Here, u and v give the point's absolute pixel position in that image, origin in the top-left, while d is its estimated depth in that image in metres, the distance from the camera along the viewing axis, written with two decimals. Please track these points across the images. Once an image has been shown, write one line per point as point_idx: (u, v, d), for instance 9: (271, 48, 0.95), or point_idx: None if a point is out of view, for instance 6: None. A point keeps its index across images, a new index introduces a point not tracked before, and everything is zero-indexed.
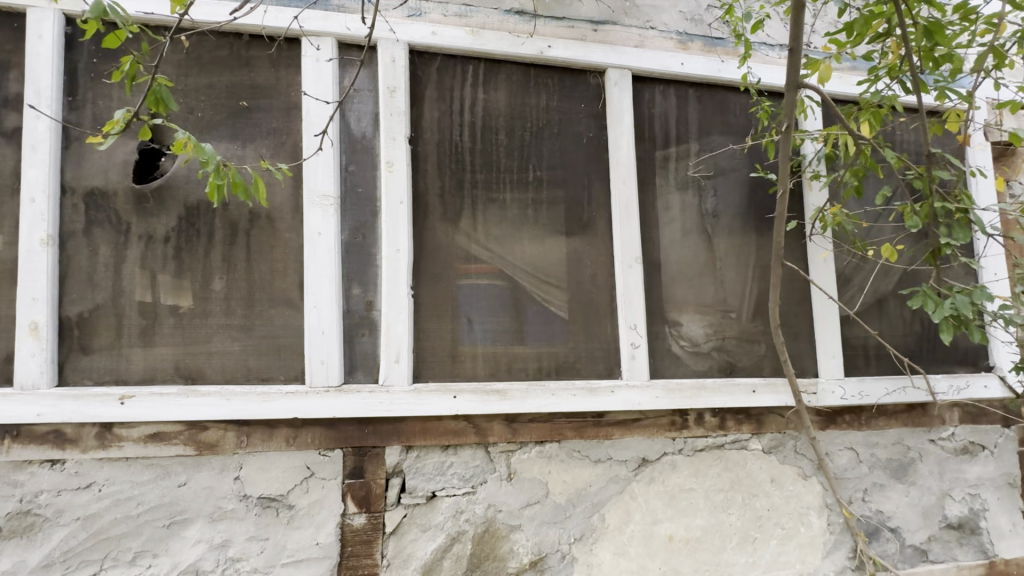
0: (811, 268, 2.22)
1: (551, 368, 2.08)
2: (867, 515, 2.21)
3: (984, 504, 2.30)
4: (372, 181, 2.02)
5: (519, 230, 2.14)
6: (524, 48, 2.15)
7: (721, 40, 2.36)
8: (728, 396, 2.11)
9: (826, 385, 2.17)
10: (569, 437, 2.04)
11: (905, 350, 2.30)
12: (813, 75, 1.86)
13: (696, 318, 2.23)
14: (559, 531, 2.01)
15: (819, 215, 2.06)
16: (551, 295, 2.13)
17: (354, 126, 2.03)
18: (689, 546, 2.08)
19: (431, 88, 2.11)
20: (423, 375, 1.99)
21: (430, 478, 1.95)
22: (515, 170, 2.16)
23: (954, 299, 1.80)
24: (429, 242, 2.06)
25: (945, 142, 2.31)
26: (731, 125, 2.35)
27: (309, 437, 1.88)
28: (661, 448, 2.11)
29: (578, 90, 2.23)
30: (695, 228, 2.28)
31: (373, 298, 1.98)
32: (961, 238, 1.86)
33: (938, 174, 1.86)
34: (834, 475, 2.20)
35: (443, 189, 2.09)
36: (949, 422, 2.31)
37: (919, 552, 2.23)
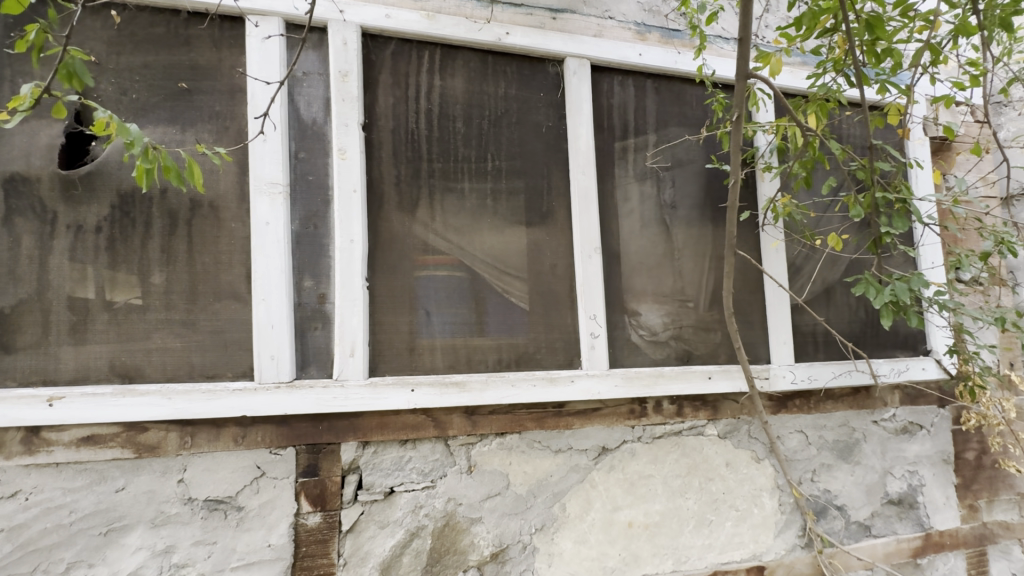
0: (763, 257, 2.28)
1: (511, 360, 2.07)
2: (816, 495, 2.30)
3: (921, 480, 2.44)
4: (323, 169, 1.94)
5: (479, 220, 2.11)
6: (482, 34, 2.11)
7: (678, 32, 2.38)
8: (685, 383, 2.14)
9: (777, 370, 2.23)
10: (529, 428, 2.03)
11: (851, 336, 2.40)
12: (764, 67, 1.88)
13: (655, 307, 2.26)
14: (520, 522, 2.01)
15: (771, 206, 2.11)
16: (512, 286, 2.11)
17: (304, 112, 1.95)
18: (648, 531, 2.12)
19: (385, 73, 2.05)
20: (379, 369, 1.94)
21: (388, 474, 1.90)
22: (474, 159, 2.12)
23: (893, 286, 1.87)
24: (385, 232, 2.00)
25: (887, 135, 2.41)
26: (687, 116, 2.38)
27: (259, 436, 1.81)
28: (621, 437, 2.14)
29: (537, 79, 2.21)
30: (654, 219, 2.31)
31: (326, 290, 1.92)
32: (900, 227, 1.91)
33: (880, 165, 1.91)
34: (786, 457, 2.28)
35: (399, 177, 2.03)
36: (890, 403, 2.43)
37: (863, 527, 2.34)
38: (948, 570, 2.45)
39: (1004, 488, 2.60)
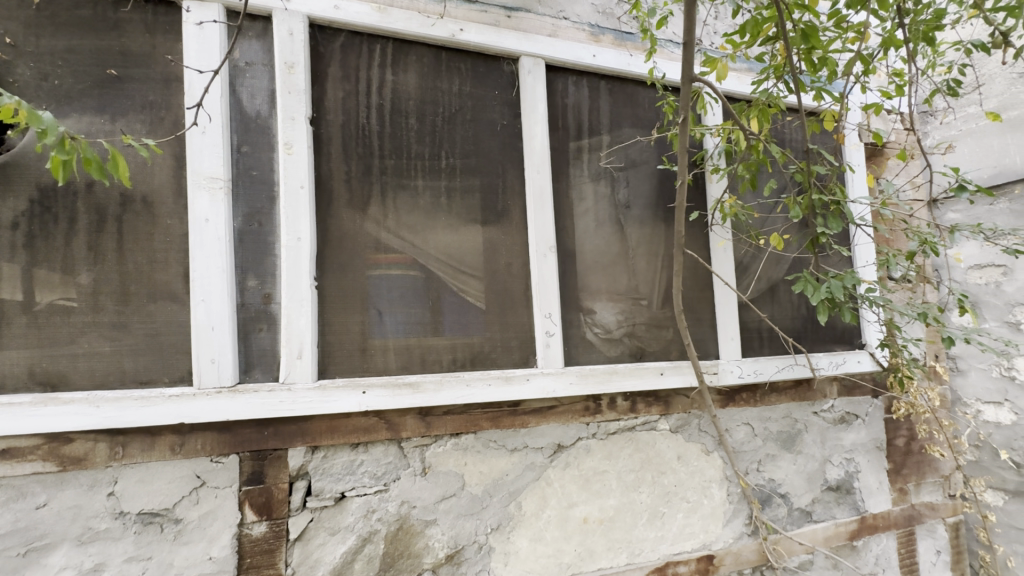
0: (712, 257, 2.36)
1: (466, 360, 2.05)
2: (761, 484, 2.39)
3: (857, 467, 2.59)
4: (268, 164, 1.87)
5: (433, 219, 2.08)
6: (435, 30, 2.07)
7: (630, 35, 2.43)
8: (638, 380, 2.18)
9: (725, 365, 2.31)
10: (484, 428, 2.02)
11: (793, 331, 2.51)
12: (711, 72, 1.93)
13: (610, 305, 2.30)
14: (475, 522, 1.99)
15: (719, 206, 2.19)
16: (467, 285, 2.09)
17: (247, 104, 1.86)
18: (603, 526, 2.15)
19: (334, 66, 1.99)
20: (329, 371, 1.88)
21: (338, 479, 1.85)
22: (427, 156, 2.09)
23: (829, 283, 1.96)
24: (336, 230, 1.94)
25: (825, 141, 2.54)
26: (640, 118, 2.43)
27: (199, 444, 1.72)
28: (575, 434, 2.16)
29: (492, 76, 2.19)
30: (608, 218, 2.34)
31: (272, 290, 1.84)
32: (834, 227, 2.01)
33: (816, 168, 1.99)
34: (733, 449, 2.37)
35: (349, 174, 1.98)
36: (829, 395, 2.56)
37: (805, 513, 2.46)
38: (880, 550, 2.61)
39: (930, 471, 2.79)
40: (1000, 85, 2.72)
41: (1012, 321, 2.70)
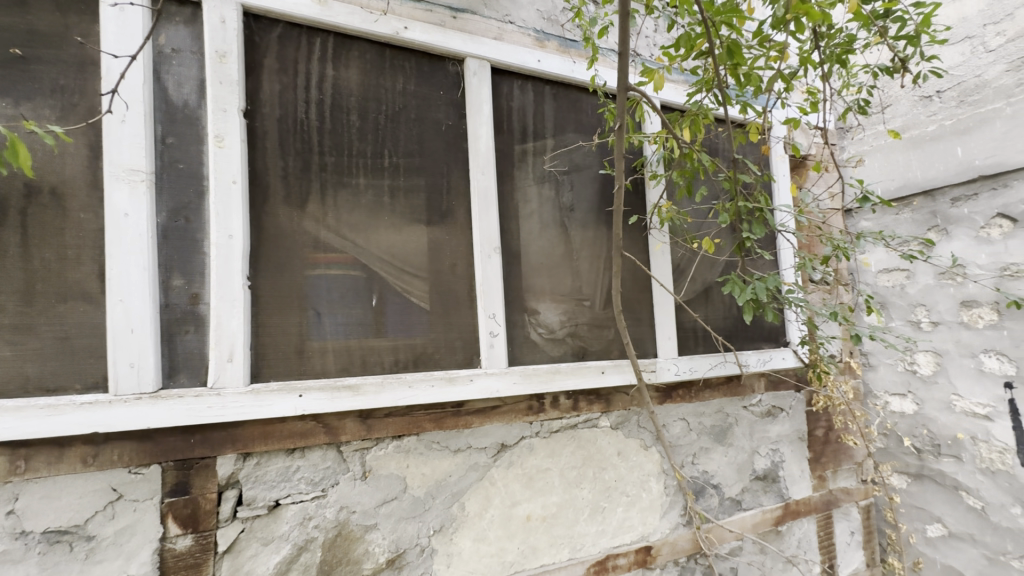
0: (650, 259, 2.46)
1: (408, 361, 2.03)
2: (695, 476, 2.51)
3: (782, 457, 2.78)
4: (197, 157, 1.77)
5: (375, 218, 2.04)
6: (379, 26, 2.04)
7: (573, 42, 2.49)
8: (580, 378, 2.24)
9: (663, 363, 2.41)
10: (427, 429, 2.01)
11: (725, 330, 2.66)
12: (649, 82, 1.99)
13: (553, 306, 2.34)
14: (417, 525, 1.97)
15: (655, 211, 2.28)
16: (411, 285, 2.07)
17: (173, 93, 1.77)
18: (546, 523, 2.19)
19: (270, 57, 1.91)
20: (263, 374, 1.80)
21: (273, 486, 1.78)
22: (370, 155, 2.05)
23: (754, 285, 2.09)
24: (271, 228, 1.87)
25: (752, 152, 2.72)
26: (583, 123, 2.50)
27: (115, 454, 1.60)
28: (519, 433, 2.19)
29: (437, 76, 2.19)
30: (553, 221, 2.39)
31: (200, 290, 1.75)
32: (759, 233, 2.14)
33: (743, 177, 2.11)
34: (670, 444, 2.47)
35: (286, 170, 1.91)
36: (757, 390, 2.73)
37: (735, 502, 2.60)
38: (802, 534, 2.81)
39: (845, 459, 3.03)
40: (904, 106, 3.00)
41: (913, 320, 2.98)
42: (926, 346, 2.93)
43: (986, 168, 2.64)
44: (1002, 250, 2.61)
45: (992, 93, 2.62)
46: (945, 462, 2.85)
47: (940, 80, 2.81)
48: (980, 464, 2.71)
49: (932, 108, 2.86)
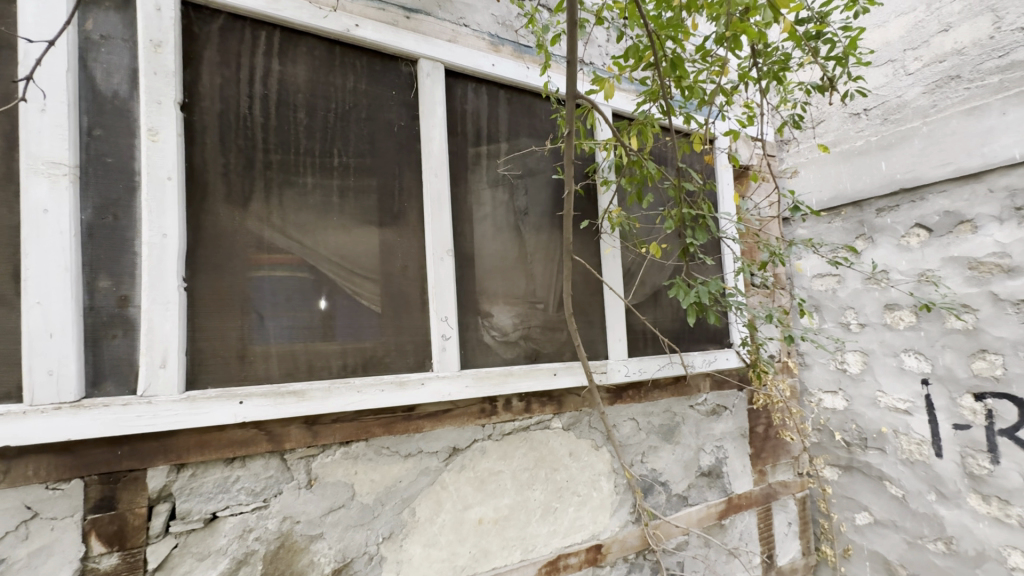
0: (601, 263, 2.52)
1: (357, 364, 1.98)
2: (644, 474, 2.58)
3: (725, 453, 2.90)
4: (128, 151, 1.67)
5: (323, 218, 1.99)
6: (328, 23, 1.99)
7: (527, 48, 2.52)
8: (532, 381, 2.26)
9: (613, 364, 2.46)
10: (376, 435, 1.97)
11: (672, 332, 2.75)
12: (599, 90, 2.03)
13: (507, 309, 2.35)
14: (365, 533, 1.93)
15: (606, 216, 2.33)
16: (361, 287, 2.03)
17: (101, 82, 1.66)
18: (498, 525, 2.19)
19: (211, 49, 1.83)
20: (199, 381, 1.72)
21: (210, 499, 1.70)
22: (318, 153, 2.00)
23: (698, 289, 2.18)
24: (210, 227, 1.79)
25: (697, 160, 2.84)
26: (537, 128, 2.53)
27: (30, 469, 1.48)
28: (471, 436, 2.18)
29: (389, 76, 2.16)
30: (506, 224, 2.40)
31: (130, 292, 1.65)
32: (702, 238, 2.23)
33: (687, 186, 2.20)
34: (620, 443, 2.53)
35: (227, 167, 1.83)
36: (702, 389, 2.84)
37: (682, 498, 2.69)
38: (744, 526, 2.95)
39: (783, 453, 3.21)
40: (836, 122, 3.22)
41: (843, 322, 3.19)
42: (855, 346, 3.14)
43: (906, 181, 2.85)
44: (920, 258, 2.83)
45: (911, 113, 2.85)
46: (871, 454, 3.06)
47: (866, 99, 3.03)
48: (901, 455, 2.92)
49: (860, 125, 3.08)
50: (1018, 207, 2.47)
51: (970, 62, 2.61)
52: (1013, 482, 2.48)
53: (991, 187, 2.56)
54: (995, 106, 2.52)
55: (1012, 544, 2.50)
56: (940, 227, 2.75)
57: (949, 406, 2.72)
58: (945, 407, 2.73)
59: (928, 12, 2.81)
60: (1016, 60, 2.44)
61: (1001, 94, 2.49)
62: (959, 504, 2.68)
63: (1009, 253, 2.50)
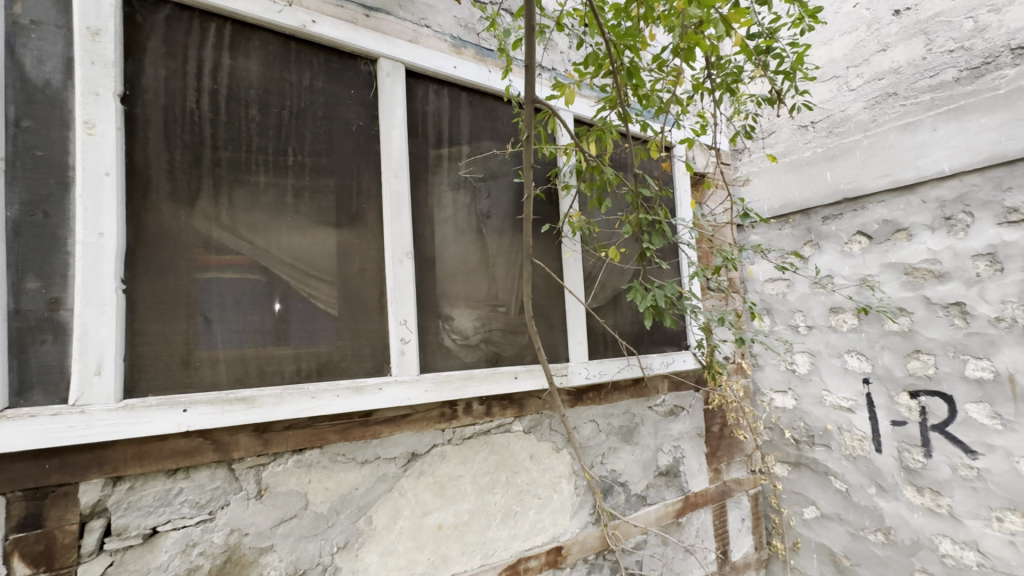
0: (562, 267, 2.55)
1: (312, 369, 1.92)
2: (604, 475, 2.62)
3: (682, 453, 2.98)
4: (62, 144, 1.58)
5: (277, 218, 1.93)
6: (283, 17, 1.93)
7: (489, 52, 2.52)
8: (493, 384, 2.25)
9: (574, 367, 2.49)
10: (331, 441, 1.92)
11: (631, 335, 2.81)
12: (560, 96, 2.06)
13: (467, 312, 2.34)
14: (319, 544, 1.87)
15: (566, 220, 2.36)
16: (317, 290, 1.98)
17: (31, 70, 1.55)
18: (458, 531, 2.17)
19: (155, 39, 1.75)
20: (139, 389, 1.63)
21: (150, 513, 1.61)
22: (271, 152, 1.93)
23: (654, 292, 2.24)
24: (153, 226, 1.70)
25: (654, 167, 2.91)
26: (498, 132, 2.54)
27: None
28: (430, 441, 2.15)
29: (347, 75, 2.12)
30: (468, 227, 2.39)
31: (62, 294, 1.55)
32: (657, 243, 2.29)
33: (644, 192, 2.25)
34: (581, 445, 2.56)
35: (172, 163, 1.75)
36: (660, 390, 2.91)
37: (640, 498, 2.74)
38: (699, 523, 3.03)
39: (737, 452, 3.32)
40: (786, 133, 3.37)
41: (792, 324, 3.34)
42: (803, 347, 3.29)
43: (848, 191, 3.02)
44: (861, 264, 2.99)
45: (853, 126, 3.01)
46: (817, 451, 3.21)
47: (812, 113, 3.19)
48: (845, 451, 3.07)
49: (807, 137, 3.24)
50: (948, 217, 2.65)
51: (905, 81, 2.79)
52: (944, 474, 2.66)
53: (924, 198, 2.74)
54: (927, 122, 2.70)
55: (943, 532, 2.68)
56: (879, 235, 2.92)
57: (888, 404, 2.88)
58: (884, 404, 2.90)
59: (868, 32, 2.98)
60: (945, 80, 2.63)
61: (932, 112, 2.67)
62: (896, 496, 2.85)
63: (940, 260, 2.67)
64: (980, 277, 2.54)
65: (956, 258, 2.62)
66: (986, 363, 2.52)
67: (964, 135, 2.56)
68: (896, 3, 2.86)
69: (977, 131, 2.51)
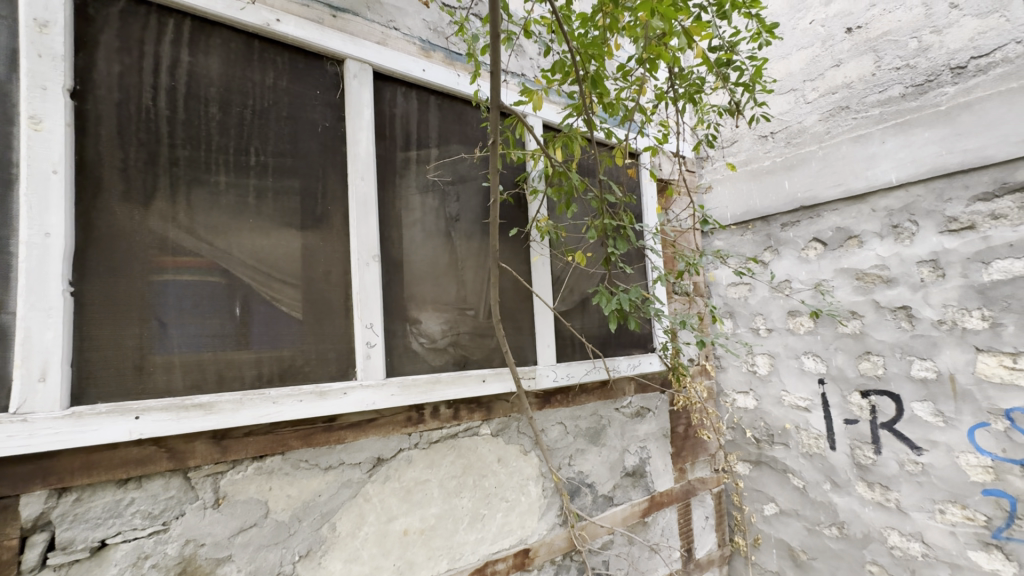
0: (531, 271, 2.58)
1: (274, 374, 1.89)
2: (572, 477, 2.65)
3: (648, 453, 3.04)
4: (5, 140, 1.50)
5: (238, 219, 1.88)
6: (246, 15, 1.90)
7: (459, 56, 2.53)
8: (460, 388, 2.25)
9: (542, 370, 2.51)
10: (294, 448, 1.88)
11: (599, 338, 2.86)
12: (528, 102, 2.08)
13: (435, 316, 2.33)
14: (280, 552, 1.83)
15: (534, 224, 2.38)
16: (280, 292, 1.94)
17: None
18: (424, 536, 2.16)
19: (109, 33, 1.69)
20: (88, 396, 1.56)
21: (99, 525, 1.55)
22: (232, 151, 1.89)
23: (619, 296, 2.28)
24: (104, 226, 1.64)
25: (620, 173, 2.98)
26: (468, 136, 2.55)
27: None
28: (397, 445, 2.13)
29: (313, 75, 2.09)
30: (436, 230, 2.39)
31: (3, 297, 1.47)
32: (622, 248, 2.33)
33: (609, 197, 2.29)
34: (548, 447, 2.58)
35: (126, 162, 1.69)
36: (627, 392, 2.96)
37: (607, 499, 2.79)
38: (665, 522, 3.09)
39: (701, 451, 3.41)
40: (748, 143, 3.50)
41: (754, 327, 3.46)
42: (763, 349, 3.41)
43: (805, 200, 3.15)
44: (817, 269, 3.13)
45: (809, 138, 3.15)
46: (777, 449, 3.32)
47: (772, 123, 3.33)
48: (802, 449, 3.19)
49: (767, 146, 3.37)
50: (895, 225, 2.79)
51: (856, 95, 2.94)
52: (892, 470, 2.80)
53: (874, 207, 2.88)
54: (876, 135, 2.84)
55: (891, 525, 2.81)
56: (833, 241, 3.05)
57: (841, 403, 3.01)
58: (837, 403, 3.02)
59: (823, 48, 3.12)
60: (893, 96, 2.78)
61: (881, 125, 2.82)
62: (849, 491, 2.97)
63: (888, 265, 2.82)
64: (924, 282, 2.68)
65: (903, 264, 2.76)
66: (929, 364, 2.66)
67: (910, 148, 2.70)
68: (848, 21, 3.01)
69: (921, 145, 2.66)
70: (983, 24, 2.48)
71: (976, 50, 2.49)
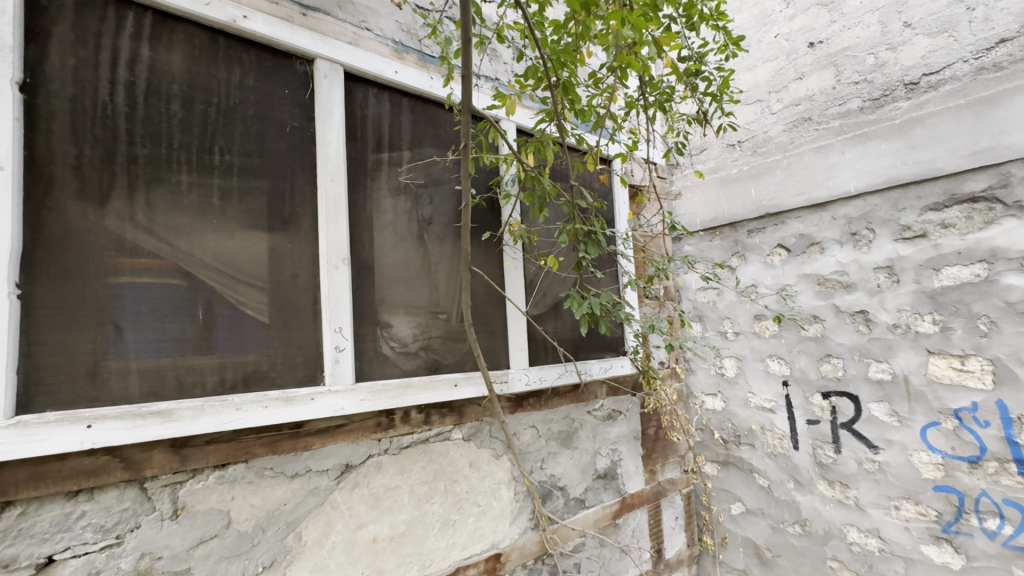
0: (504, 275, 2.58)
1: (237, 380, 1.83)
2: (543, 480, 2.66)
3: (620, 455, 3.07)
4: None
5: (200, 220, 1.82)
6: (211, 11, 1.85)
7: (432, 58, 2.52)
8: (431, 392, 2.23)
9: (514, 373, 2.51)
10: (258, 455, 1.83)
11: (571, 341, 2.88)
12: (501, 106, 2.08)
13: (406, 319, 2.31)
14: (242, 563, 1.78)
15: (506, 228, 2.39)
16: (245, 296, 1.89)
17: None
18: (393, 543, 2.13)
19: (63, 25, 1.62)
20: (35, 404, 1.48)
21: (46, 540, 1.47)
22: (195, 150, 1.83)
23: (590, 300, 2.30)
24: (56, 226, 1.56)
25: (592, 178, 3.01)
26: (441, 139, 2.54)
27: None
28: (366, 451, 2.10)
29: (281, 74, 2.05)
30: (408, 233, 2.36)
31: None
32: (592, 252, 2.35)
33: (580, 202, 2.31)
34: (520, 451, 2.58)
35: (81, 159, 1.62)
36: (599, 395, 2.99)
37: (579, 501, 2.80)
38: (635, 523, 3.13)
39: (671, 453, 3.48)
40: (716, 151, 3.59)
41: (721, 330, 3.55)
42: (730, 352, 3.49)
43: (770, 207, 3.25)
44: (781, 274, 3.23)
45: (774, 147, 3.26)
46: (743, 450, 3.41)
47: (739, 133, 3.43)
48: (767, 449, 3.28)
49: (734, 155, 3.48)
50: (854, 232, 2.91)
51: (818, 107, 3.06)
52: (851, 468, 2.90)
53: (834, 215, 2.99)
54: (836, 146, 2.96)
55: (851, 521, 2.91)
56: (796, 248, 3.16)
57: (804, 404, 3.11)
58: (800, 405, 3.12)
59: (787, 61, 3.24)
60: (852, 109, 2.90)
61: (841, 136, 2.93)
62: (811, 490, 3.07)
63: (847, 271, 2.93)
64: (881, 287, 2.80)
65: (861, 269, 2.88)
66: (885, 366, 2.77)
67: (867, 159, 2.82)
68: (810, 36, 3.13)
69: (878, 156, 2.78)
70: (934, 43, 2.61)
71: (927, 67, 2.62)
